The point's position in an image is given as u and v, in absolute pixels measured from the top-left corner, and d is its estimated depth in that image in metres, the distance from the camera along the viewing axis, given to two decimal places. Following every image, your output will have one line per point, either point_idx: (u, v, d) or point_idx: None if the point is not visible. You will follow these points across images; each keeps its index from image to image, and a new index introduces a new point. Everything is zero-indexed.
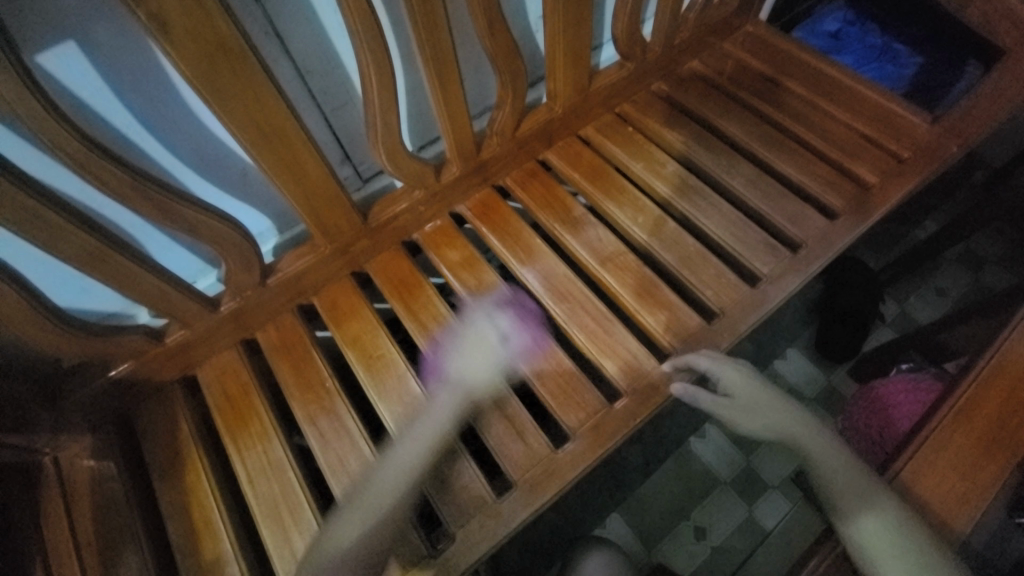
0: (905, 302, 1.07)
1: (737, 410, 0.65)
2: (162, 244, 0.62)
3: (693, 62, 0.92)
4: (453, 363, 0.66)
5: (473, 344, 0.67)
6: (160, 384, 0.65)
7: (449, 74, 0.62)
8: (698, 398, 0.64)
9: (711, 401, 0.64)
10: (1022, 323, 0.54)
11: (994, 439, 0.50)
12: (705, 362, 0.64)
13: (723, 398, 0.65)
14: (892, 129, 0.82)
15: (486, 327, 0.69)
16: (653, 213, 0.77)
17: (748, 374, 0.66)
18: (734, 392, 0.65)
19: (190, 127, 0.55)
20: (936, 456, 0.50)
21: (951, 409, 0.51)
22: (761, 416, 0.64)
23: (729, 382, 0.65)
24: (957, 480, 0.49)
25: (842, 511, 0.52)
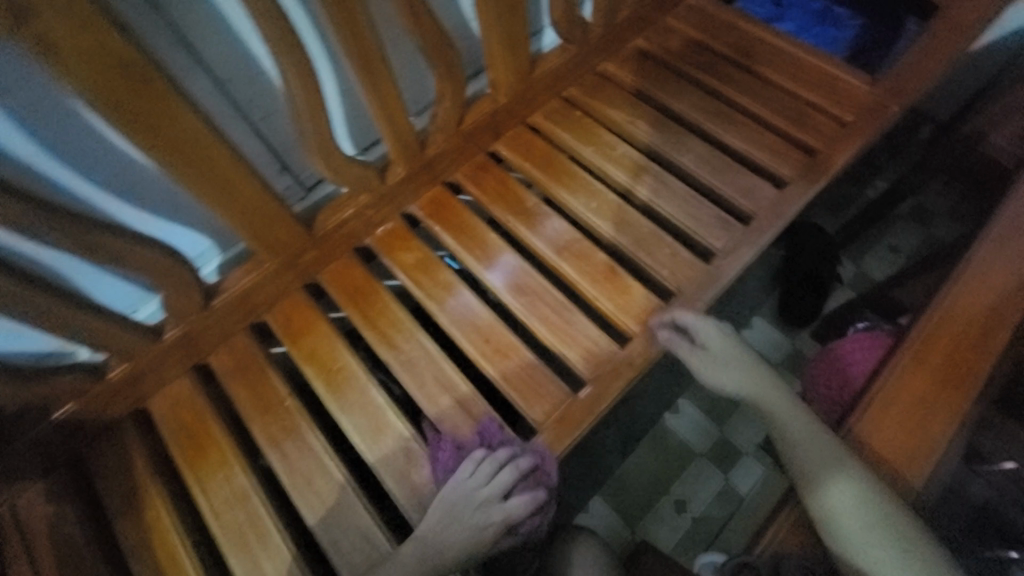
0: (861, 261, 1.10)
1: (712, 367, 0.64)
2: (92, 277, 0.59)
3: (637, 39, 0.91)
4: (442, 513, 0.56)
5: (467, 499, 0.57)
6: (110, 420, 0.63)
7: (381, 72, 0.60)
8: (676, 347, 0.64)
9: (691, 356, 0.64)
10: (962, 275, 0.56)
11: (937, 394, 0.51)
12: (691, 318, 0.65)
13: (701, 353, 0.65)
14: (834, 93, 0.83)
15: (491, 488, 0.58)
16: (606, 198, 0.76)
17: (735, 344, 0.66)
18: (714, 349, 0.65)
19: (105, 152, 0.52)
20: (882, 413, 0.51)
21: (896, 368, 0.53)
22: (737, 377, 0.64)
23: (709, 335, 0.65)
24: (906, 437, 0.50)
25: (810, 477, 0.51)
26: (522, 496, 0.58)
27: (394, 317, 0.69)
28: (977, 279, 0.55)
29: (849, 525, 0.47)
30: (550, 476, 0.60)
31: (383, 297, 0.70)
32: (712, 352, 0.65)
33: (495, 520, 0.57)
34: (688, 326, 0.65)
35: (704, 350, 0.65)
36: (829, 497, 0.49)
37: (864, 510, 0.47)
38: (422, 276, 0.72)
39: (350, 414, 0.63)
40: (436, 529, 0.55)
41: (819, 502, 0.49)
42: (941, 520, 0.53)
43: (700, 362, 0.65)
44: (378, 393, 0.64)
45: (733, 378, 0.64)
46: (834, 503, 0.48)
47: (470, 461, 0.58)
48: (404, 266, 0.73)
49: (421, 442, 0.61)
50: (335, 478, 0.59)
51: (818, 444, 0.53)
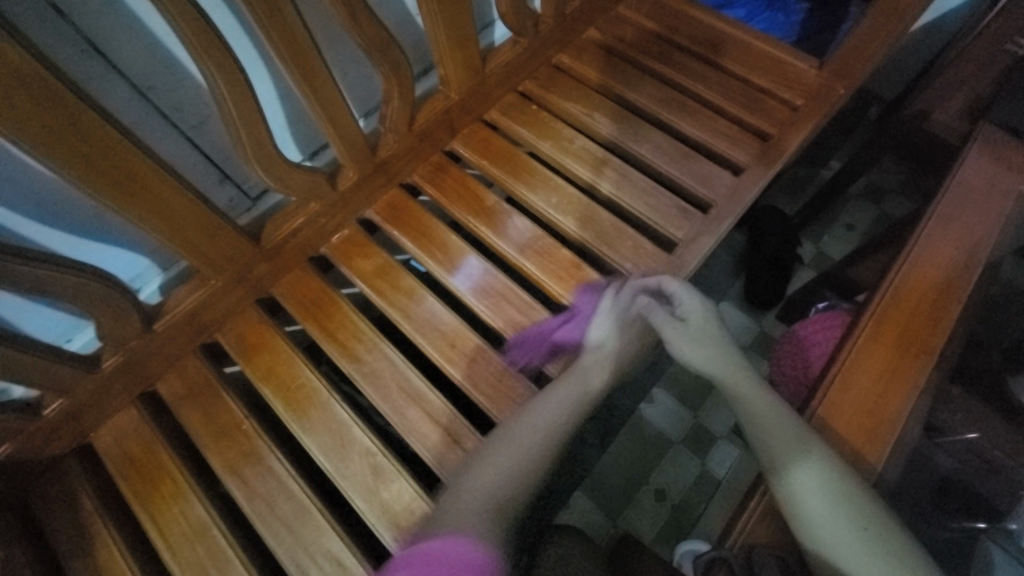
0: (820, 241, 1.13)
1: (687, 338, 0.63)
2: (14, 307, 0.54)
3: (590, 30, 0.90)
4: (602, 333, 0.64)
5: (621, 320, 0.64)
6: (49, 460, 0.58)
7: (319, 74, 0.57)
8: (653, 314, 0.64)
9: (668, 323, 0.64)
10: (911, 253, 0.57)
11: (892, 373, 0.52)
12: (676, 287, 0.65)
13: (679, 323, 0.64)
14: (784, 78, 0.84)
15: (627, 317, 0.64)
16: (567, 192, 0.75)
17: (713, 323, 0.65)
18: (691, 320, 0.64)
19: (15, 172, 0.47)
20: (843, 394, 0.52)
21: (852, 348, 0.54)
22: (710, 354, 0.62)
23: (690, 308, 0.64)
24: (864, 417, 0.51)
25: (773, 459, 0.51)
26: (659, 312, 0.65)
27: (355, 327, 0.67)
28: (925, 255, 0.57)
29: (812, 504, 0.47)
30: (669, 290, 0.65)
31: (342, 308, 0.67)
32: (691, 324, 0.64)
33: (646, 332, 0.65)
34: (672, 293, 0.65)
35: (683, 321, 0.64)
36: (793, 478, 0.49)
37: (827, 489, 0.47)
38: (382, 283, 0.70)
39: (313, 432, 0.60)
40: (604, 348, 0.63)
41: (783, 484, 0.49)
42: (907, 495, 0.54)
43: (675, 331, 0.64)
44: (341, 408, 0.61)
45: (707, 354, 0.62)
46: (798, 484, 0.48)
47: (610, 293, 0.65)
48: (363, 274, 0.70)
49: (390, 456, 0.59)
50: (300, 501, 0.57)
51: (779, 424, 0.53)
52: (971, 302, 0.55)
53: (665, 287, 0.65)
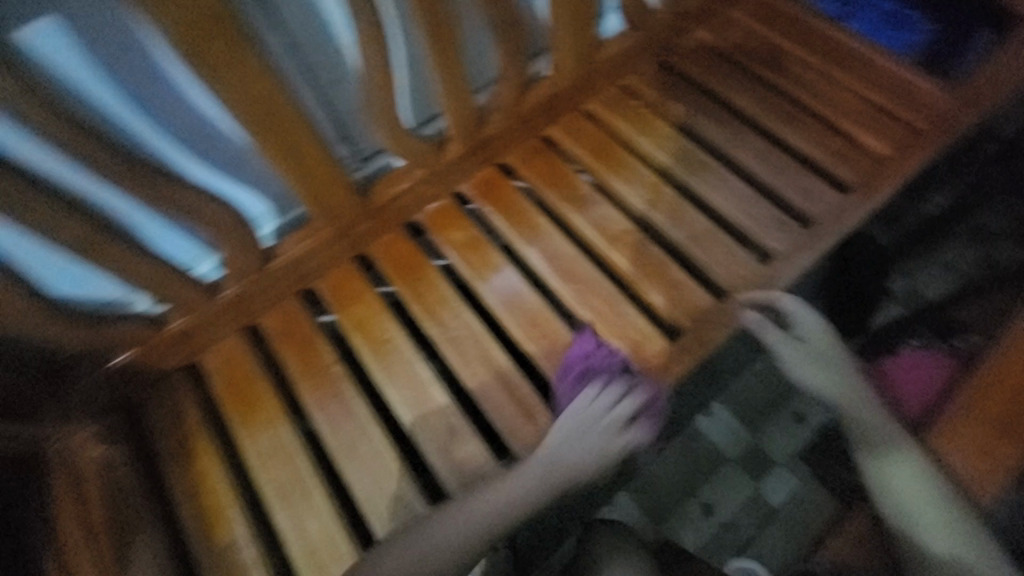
0: (913, 277, 1.05)
1: (807, 356, 0.65)
2: (156, 229, 0.60)
3: (700, 30, 0.88)
4: (565, 431, 0.60)
5: (589, 420, 0.61)
6: (161, 372, 0.64)
7: (451, 46, 0.59)
8: (764, 330, 0.65)
9: (781, 340, 0.65)
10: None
11: (1015, 414, 0.49)
12: (790, 303, 0.66)
13: (797, 342, 0.65)
14: (905, 99, 0.80)
15: (609, 416, 0.62)
16: (661, 190, 0.75)
17: (832, 341, 0.65)
18: (811, 339, 0.65)
19: (179, 108, 0.52)
20: (956, 425, 0.50)
21: (971, 382, 0.51)
22: (830, 374, 0.63)
23: (807, 326, 0.66)
24: (977, 452, 0.49)
25: (879, 453, 0.55)
26: (640, 427, 0.62)
27: (441, 293, 0.69)
28: None
29: (908, 494, 0.51)
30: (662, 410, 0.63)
31: (431, 273, 0.70)
32: (810, 343, 0.65)
33: (615, 442, 0.61)
34: (786, 310, 0.66)
35: (800, 340, 0.66)
36: (893, 470, 0.53)
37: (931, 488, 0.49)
38: (471, 255, 0.72)
39: (396, 384, 0.64)
40: (564, 449, 0.59)
41: (883, 474, 0.53)
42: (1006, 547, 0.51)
43: (792, 349, 0.65)
44: (423, 367, 0.65)
45: (830, 374, 0.63)
46: (893, 479, 0.52)
47: (590, 391, 0.61)
48: (453, 244, 0.73)
49: (464, 419, 0.62)
50: (379, 446, 0.61)
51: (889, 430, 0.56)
52: None
53: (782, 306, 0.66)
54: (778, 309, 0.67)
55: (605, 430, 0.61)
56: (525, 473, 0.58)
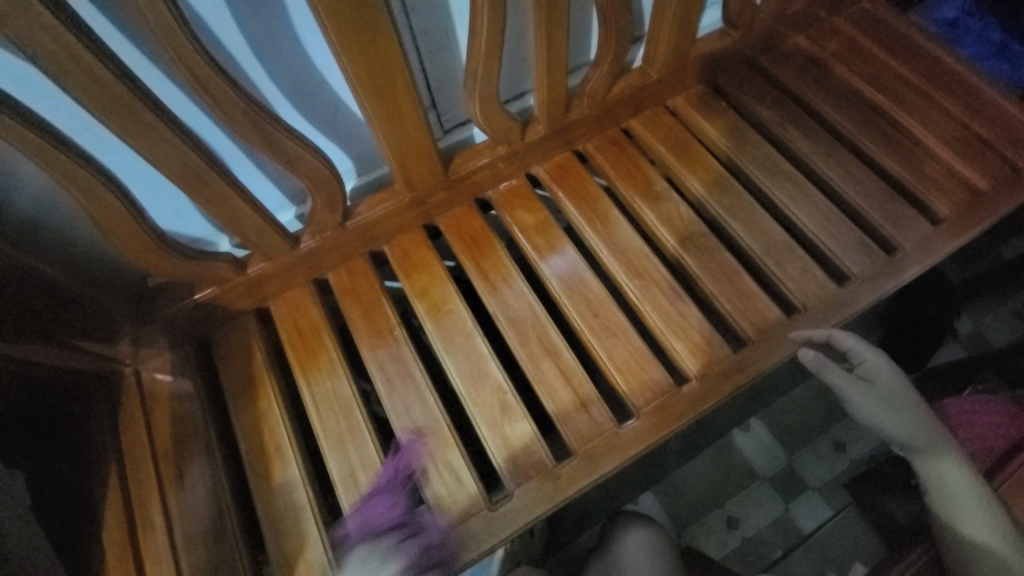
0: (980, 320, 1.01)
1: (876, 400, 0.64)
2: (249, 173, 0.62)
3: (798, 37, 0.85)
4: None
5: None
6: (234, 312, 0.67)
7: (559, 24, 0.58)
8: (827, 370, 0.64)
9: (845, 380, 0.65)
10: None
11: None
12: (850, 341, 0.65)
13: (863, 384, 0.65)
14: (1013, 133, 0.75)
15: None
16: (740, 197, 0.73)
17: (904, 383, 0.64)
18: (878, 381, 0.64)
19: (293, 56, 0.53)
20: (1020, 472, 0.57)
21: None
22: (902, 420, 0.62)
23: (871, 367, 0.65)
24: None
25: (928, 453, 0.60)
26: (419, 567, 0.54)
27: (506, 271, 0.70)
28: None
29: (952, 496, 0.56)
30: (440, 537, 0.56)
31: (499, 251, 0.71)
32: (877, 385, 0.64)
33: None
34: (846, 349, 0.65)
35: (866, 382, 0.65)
36: (939, 469, 0.59)
37: (975, 494, 0.56)
38: (539, 239, 0.72)
39: (454, 355, 0.65)
40: None
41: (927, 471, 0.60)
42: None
43: (858, 391, 0.65)
44: (482, 342, 0.65)
45: (901, 421, 0.62)
46: (935, 482, 0.59)
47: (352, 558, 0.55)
48: (522, 225, 0.73)
49: (519, 399, 0.62)
50: (433, 413, 0.61)
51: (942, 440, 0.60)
52: None
53: (843, 344, 0.65)
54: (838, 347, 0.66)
55: None
56: None
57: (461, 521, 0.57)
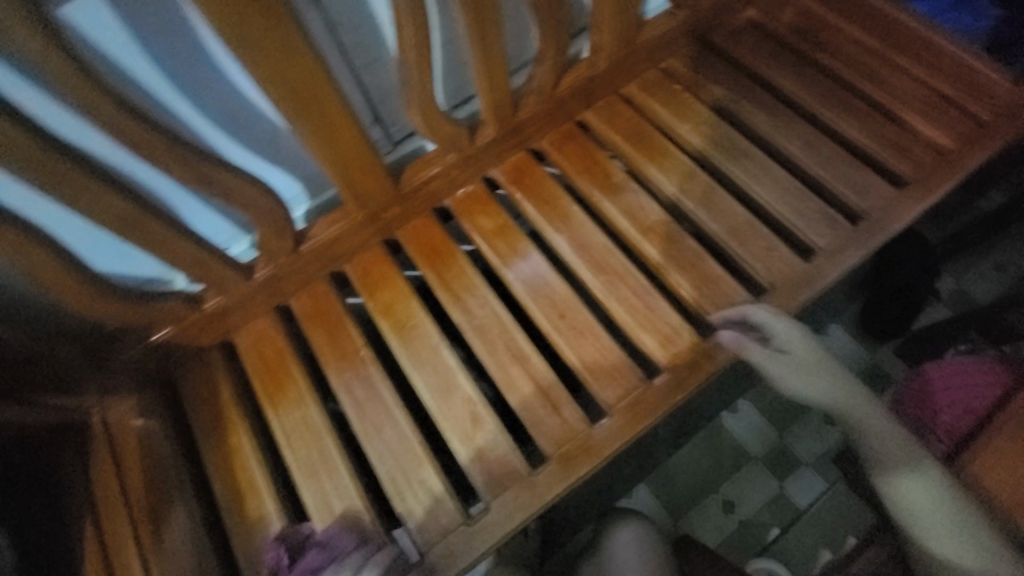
0: (962, 278, 1.00)
1: (794, 370, 0.60)
2: (194, 209, 0.61)
3: (749, 11, 0.83)
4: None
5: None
6: (198, 348, 0.66)
7: (490, 26, 0.57)
8: (745, 347, 0.59)
9: (764, 356, 0.59)
10: None
11: None
12: (763, 315, 0.61)
13: (780, 356, 0.60)
14: (973, 86, 0.74)
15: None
16: (701, 181, 0.72)
17: (814, 345, 0.60)
18: (794, 351, 0.60)
19: (218, 87, 0.51)
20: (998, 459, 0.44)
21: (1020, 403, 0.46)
22: (824, 385, 0.59)
23: (787, 337, 0.60)
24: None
25: (882, 469, 0.53)
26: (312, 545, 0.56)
27: (469, 280, 0.69)
28: None
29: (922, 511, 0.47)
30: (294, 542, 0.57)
31: (460, 259, 0.70)
32: (794, 355, 0.60)
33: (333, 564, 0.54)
34: (759, 322, 0.61)
35: (783, 353, 0.60)
36: (894, 486, 0.51)
37: (943, 500, 0.46)
38: (500, 243, 0.71)
39: (422, 370, 0.64)
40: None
41: (884, 493, 0.52)
42: None
43: (777, 364, 0.60)
44: (449, 354, 0.64)
45: (819, 382, 0.59)
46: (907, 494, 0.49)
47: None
48: (482, 231, 0.72)
49: (489, 409, 0.61)
50: (404, 432, 0.61)
51: (897, 445, 0.53)
52: None
53: (755, 318, 0.61)
54: (752, 323, 0.62)
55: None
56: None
57: (441, 539, 0.56)
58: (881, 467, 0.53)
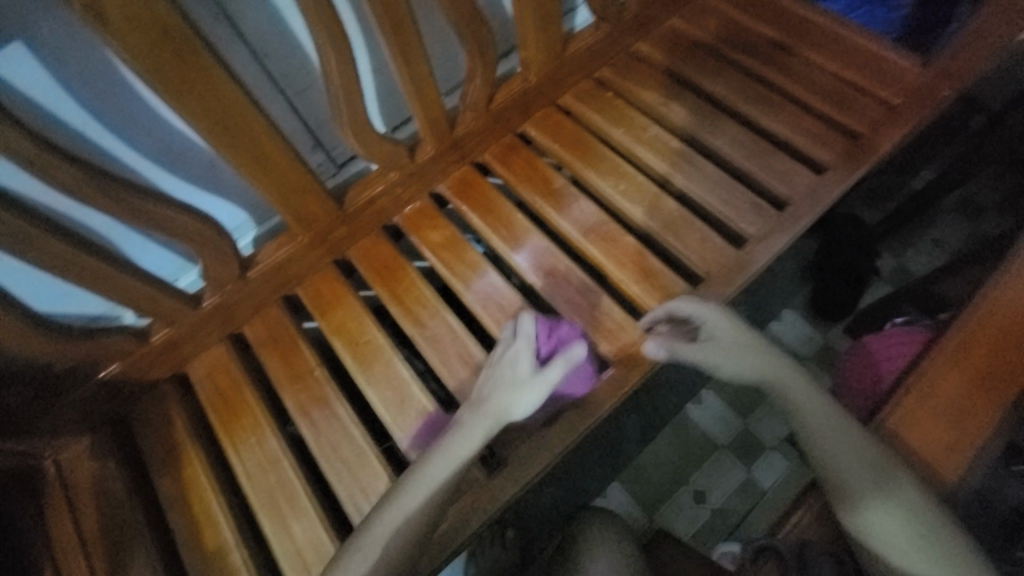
0: (902, 255, 1.05)
1: (721, 357, 0.59)
2: (136, 244, 0.62)
3: (673, 19, 0.88)
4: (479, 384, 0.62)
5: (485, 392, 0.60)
6: (151, 383, 0.66)
7: (414, 50, 0.60)
8: (674, 345, 0.61)
9: (691, 347, 0.60)
10: (1012, 264, 0.49)
11: (989, 373, 0.46)
12: (686, 306, 0.62)
13: (706, 345, 0.60)
14: (882, 75, 0.79)
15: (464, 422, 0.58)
16: (637, 180, 0.75)
17: (746, 331, 0.60)
18: (720, 337, 0.60)
19: (148, 122, 0.53)
20: (915, 414, 0.46)
21: (935, 360, 0.47)
22: (751, 366, 0.58)
23: (713, 325, 0.60)
24: (944, 428, 0.45)
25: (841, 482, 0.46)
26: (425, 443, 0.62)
27: (421, 294, 0.70)
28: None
29: (885, 522, 0.44)
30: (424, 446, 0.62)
31: (410, 274, 0.71)
32: (721, 341, 0.60)
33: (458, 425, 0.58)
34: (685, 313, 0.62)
35: (710, 342, 0.60)
36: (860, 502, 0.45)
37: (910, 515, 0.43)
38: (448, 255, 0.73)
39: (377, 386, 0.65)
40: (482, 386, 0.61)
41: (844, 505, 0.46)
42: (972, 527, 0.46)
43: (706, 355, 0.60)
44: (403, 367, 0.66)
45: (744, 365, 0.59)
46: (868, 508, 0.44)
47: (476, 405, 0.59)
48: (431, 244, 0.74)
49: (445, 418, 0.63)
50: (361, 447, 0.62)
51: (868, 467, 0.45)
52: None
53: (681, 311, 0.62)
54: (679, 315, 0.63)
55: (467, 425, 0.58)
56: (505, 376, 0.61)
57: None
58: (845, 490, 0.46)
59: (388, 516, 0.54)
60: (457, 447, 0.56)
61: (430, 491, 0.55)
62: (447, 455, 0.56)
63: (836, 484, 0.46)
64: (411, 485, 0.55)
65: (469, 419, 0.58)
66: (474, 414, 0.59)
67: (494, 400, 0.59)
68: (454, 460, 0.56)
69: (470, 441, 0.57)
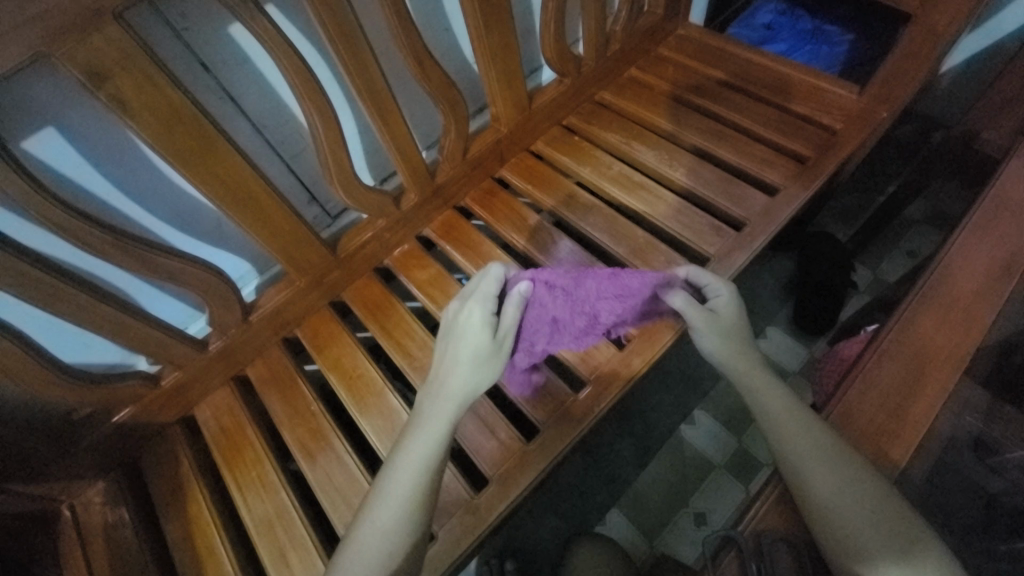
0: (877, 267, 1.08)
1: (717, 330, 0.58)
2: (151, 295, 0.69)
3: (631, 69, 0.98)
4: (442, 362, 0.59)
5: (447, 368, 0.59)
6: (160, 426, 0.71)
7: (393, 113, 0.67)
8: (688, 307, 0.59)
9: (700, 314, 0.58)
10: (936, 270, 0.55)
11: (919, 365, 0.51)
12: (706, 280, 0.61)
13: (710, 314, 0.59)
14: (823, 105, 0.87)
15: (434, 406, 0.57)
16: (605, 212, 0.81)
17: (740, 320, 0.60)
18: (722, 314, 0.59)
19: (162, 188, 0.61)
20: (854, 405, 0.50)
21: (871, 356, 0.52)
22: (743, 354, 0.57)
23: (723, 300, 0.60)
24: (884, 417, 0.49)
25: (805, 475, 0.47)
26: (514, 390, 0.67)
27: (410, 328, 0.75)
28: (949, 274, 0.54)
29: (854, 515, 0.44)
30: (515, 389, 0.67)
31: (400, 310, 0.77)
32: (721, 318, 0.59)
33: (428, 412, 0.57)
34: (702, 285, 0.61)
35: (714, 314, 0.59)
36: (831, 498, 0.45)
37: (871, 504, 0.44)
38: (434, 290, 0.79)
39: (369, 417, 0.69)
40: (444, 365, 0.59)
41: (816, 503, 0.46)
42: (932, 515, 0.47)
43: (707, 321, 0.58)
44: (394, 398, 0.70)
45: (733, 352, 0.57)
46: (837, 502, 0.45)
47: (443, 386, 0.58)
48: (418, 282, 0.80)
49: None
50: (355, 476, 0.66)
51: (821, 453, 0.47)
52: (1010, 310, 0.52)
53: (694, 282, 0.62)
54: (694, 285, 0.62)
55: (436, 410, 0.56)
56: (461, 347, 0.58)
57: None
58: (802, 476, 0.47)
59: (370, 530, 0.50)
60: (422, 441, 0.54)
61: (408, 492, 0.51)
62: (413, 452, 0.53)
63: (793, 473, 0.47)
64: (386, 493, 0.52)
65: (426, 409, 0.57)
66: (434, 403, 0.57)
67: (452, 379, 0.58)
68: (424, 453, 0.53)
69: (435, 432, 0.55)
